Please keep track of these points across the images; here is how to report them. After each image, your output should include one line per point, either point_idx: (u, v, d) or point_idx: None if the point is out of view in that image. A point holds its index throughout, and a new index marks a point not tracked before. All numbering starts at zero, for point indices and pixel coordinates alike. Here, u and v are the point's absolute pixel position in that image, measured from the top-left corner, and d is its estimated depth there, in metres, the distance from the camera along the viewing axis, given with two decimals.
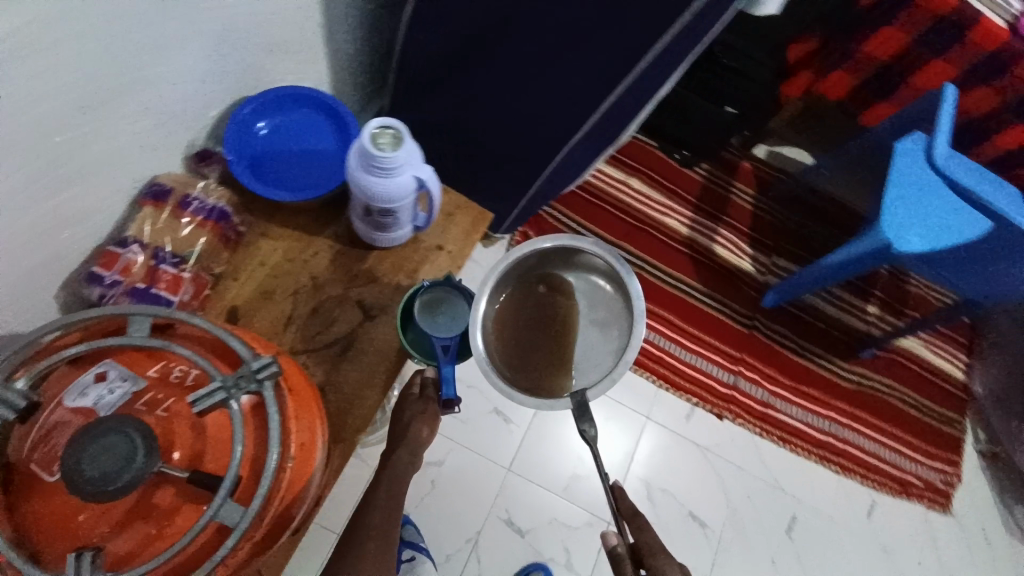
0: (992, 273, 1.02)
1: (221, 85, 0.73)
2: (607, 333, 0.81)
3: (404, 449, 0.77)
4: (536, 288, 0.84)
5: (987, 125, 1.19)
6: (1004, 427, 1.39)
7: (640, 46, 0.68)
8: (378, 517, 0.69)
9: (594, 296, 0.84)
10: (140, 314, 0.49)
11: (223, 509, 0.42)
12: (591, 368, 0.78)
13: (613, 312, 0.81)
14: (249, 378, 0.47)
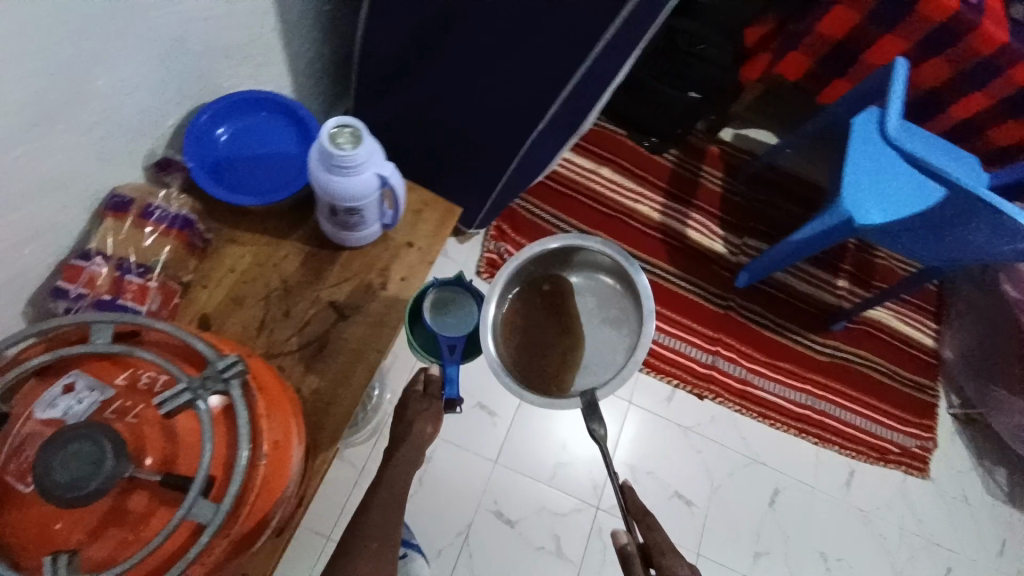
0: (954, 239, 1.04)
1: (181, 92, 0.74)
2: (618, 331, 0.88)
3: (405, 447, 0.76)
4: (543, 287, 0.93)
5: (940, 96, 1.24)
6: (974, 390, 1.44)
7: (594, 31, 0.70)
8: (376, 517, 0.68)
9: (604, 295, 0.91)
10: (101, 320, 0.48)
11: (195, 508, 0.43)
12: (602, 367, 0.86)
13: (622, 310, 0.88)
14: (215, 378, 0.47)
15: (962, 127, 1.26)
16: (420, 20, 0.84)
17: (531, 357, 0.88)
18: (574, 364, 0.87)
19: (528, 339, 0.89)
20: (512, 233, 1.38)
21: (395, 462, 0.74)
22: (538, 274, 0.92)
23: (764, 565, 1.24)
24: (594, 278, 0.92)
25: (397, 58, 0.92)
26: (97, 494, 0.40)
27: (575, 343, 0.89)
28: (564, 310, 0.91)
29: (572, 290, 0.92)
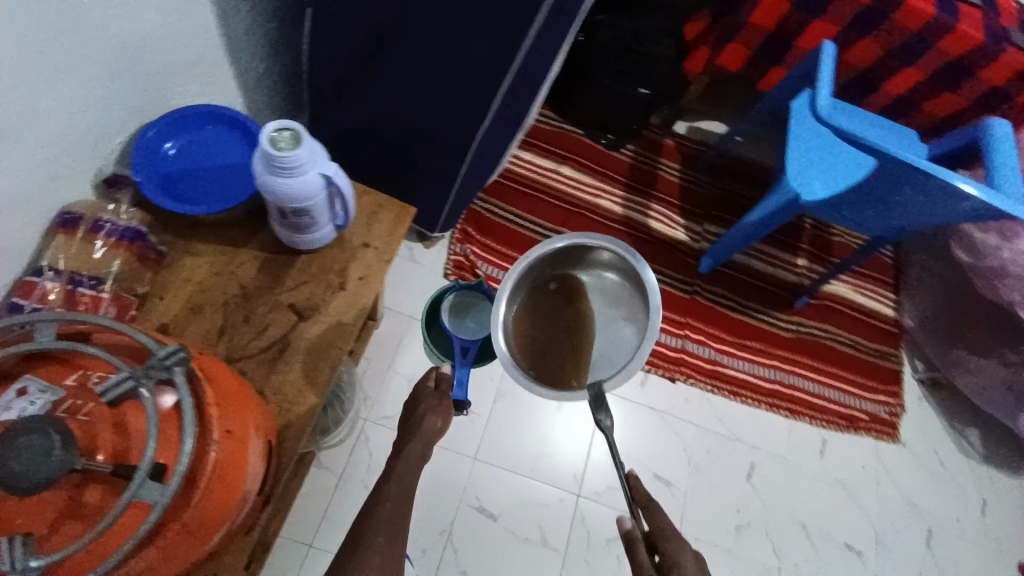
0: (893, 205, 1.09)
1: (128, 109, 0.75)
2: (624, 324, 0.96)
3: (417, 439, 0.85)
4: (549, 287, 1.00)
5: (872, 76, 1.30)
6: (937, 356, 1.49)
7: (523, 25, 0.74)
8: (388, 509, 0.73)
9: (615, 292, 0.98)
10: (44, 319, 0.50)
11: (143, 488, 0.44)
12: (608, 361, 0.93)
13: (629, 305, 0.96)
14: (158, 366, 0.49)
15: (898, 102, 1.32)
16: (364, 29, 0.87)
17: (541, 351, 0.95)
18: (584, 356, 0.95)
19: (540, 333, 0.97)
20: (477, 235, 1.40)
21: (405, 454, 0.83)
22: (546, 274, 1.00)
23: (748, 538, 1.26)
24: (604, 276, 0.99)
25: (346, 66, 0.95)
26: (49, 484, 0.41)
27: (583, 336, 0.97)
28: (575, 306, 0.99)
29: (582, 288, 0.99)
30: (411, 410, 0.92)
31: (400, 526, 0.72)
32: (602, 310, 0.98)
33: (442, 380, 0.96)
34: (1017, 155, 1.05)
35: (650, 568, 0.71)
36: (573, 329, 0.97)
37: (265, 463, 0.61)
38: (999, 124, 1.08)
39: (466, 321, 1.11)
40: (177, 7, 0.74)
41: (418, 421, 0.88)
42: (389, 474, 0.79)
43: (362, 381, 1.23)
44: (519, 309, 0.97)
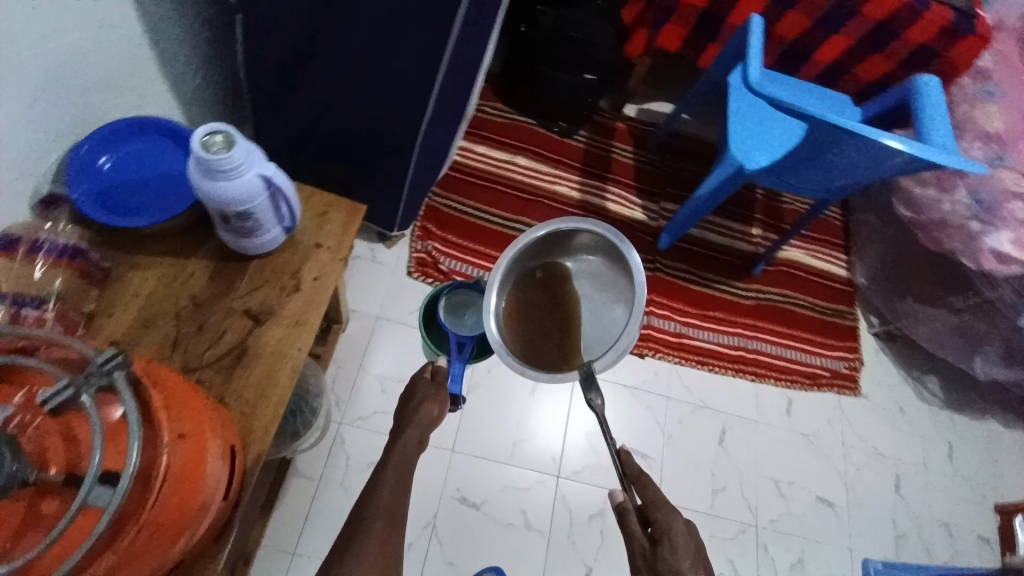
0: (825, 167, 1.14)
1: (59, 127, 0.74)
2: (612, 306, 0.97)
3: (413, 427, 0.86)
4: (535, 275, 1.02)
5: (802, 46, 1.35)
6: (885, 308, 1.55)
7: (451, 12, 0.76)
8: (387, 496, 0.74)
9: (602, 277, 1.00)
10: None
11: (92, 493, 0.45)
12: (599, 342, 0.94)
13: (615, 288, 0.98)
14: (97, 373, 0.48)
15: (830, 69, 1.38)
16: (297, 29, 0.87)
17: (534, 335, 0.96)
18: (573, 339, 0.96)
19: (533, 319, 0.98)
20: (438, 231, 1.41)
21: (401, 443, 0.83)
22: (532, 264, 1.02)
23: (724, 500, 1.30)
24: (591, 263, 1.01)
25: (284, 69, 0.95)
26: (1, 493, 0.43)
27: (573, 320, 0.99)
28: (565, 293, 1.01)
29: (571, 275, 1.02)
30: (408, 397, 0.92)
31: (398, 513, 0.73)
32: (591, 295, 1.01)
33: (438, 372, 0.97)
34: (944, 110, 1.10)
35: (644, 540, 0.69)
36: (563, 314, 0.99)
37: (228, 466, 0.61)
38: (927, 83, 1.13)
39: (463, 317, 1.05)
40: (98, 19, 0.73)
41: (414, 410, 0.89)
42: (386, 463, 0.80)
43: (333, 386, 1.22)
44: (511, 296, 0.99)
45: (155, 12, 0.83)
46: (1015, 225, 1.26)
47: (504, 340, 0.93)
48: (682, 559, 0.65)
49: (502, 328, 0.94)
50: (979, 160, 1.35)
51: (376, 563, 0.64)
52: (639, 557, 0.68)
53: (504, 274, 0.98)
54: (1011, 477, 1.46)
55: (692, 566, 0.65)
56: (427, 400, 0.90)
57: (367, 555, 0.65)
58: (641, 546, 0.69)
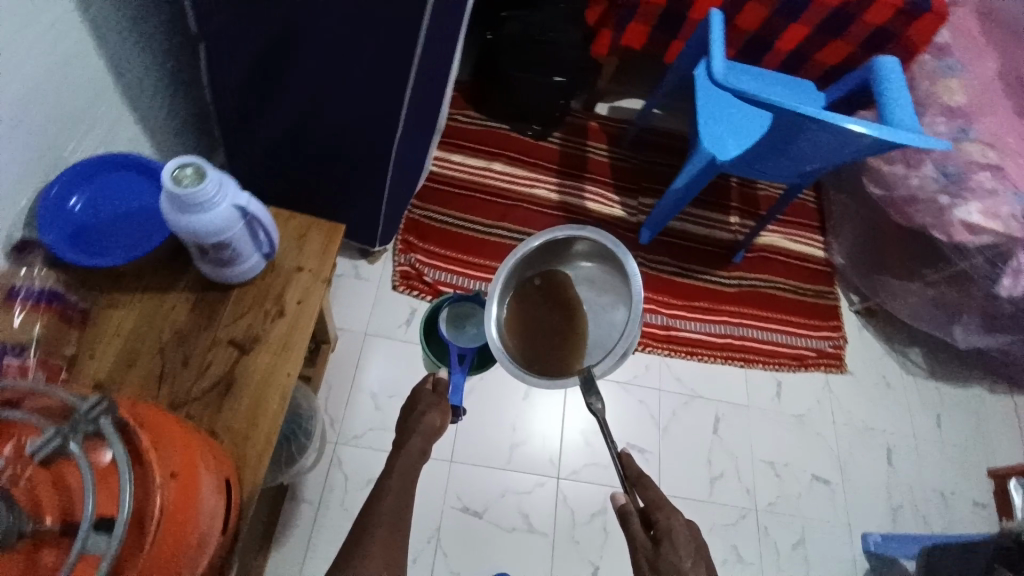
0: (794, 154, 1.16)
1: (26, 171, 0.73)
2: (612, 310, 0.97)
3: (416, 435, 0.86)
4: (535, 283, 1.03)
5: (763, 35, 1.38)
6: (864, 285, 1.58)
7: (414, 25, 0.77)
8: (392, 501, 0.75)
9: (602, 282, 1.00)
10: None
11: (89, 540, 0.45)
12: (599, 347, 0.94)
13: (614, 292, 0.97)
14: (81, 420, 0.48)
15: (792, 57, 1.41)
16: (263, 54, 0.87)
17: (537, 342, 0.97)
18: (575, 345, 0.97)
19: (535, 325, 0.99)
20: (420, 243, 1.41)
21: (406, 451, 0.84)
22: (531, 272, 1.02)
23: (722, 487, 1.32)
24: (589, 268, 1.01)
25: (253, 93, 0.95)
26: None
27: (575, 325, 0.99)
28: (565, 299, 1.01)
29: (571, 281, 1.02)
30: (411, 407, 0.93)
31: (401, 519, 0.73)
32: (592, 300, 1.01)
33: (439, 383, 0.97)
34: (905, 88, 1.12)
35: (647, 542, 0.70)
36: (564, 320, 1.00)
37: (223, 500, 0.61)
38: (887, 64, 1.16)
39: (465, 329, 1.09)
40: (56, 56, 0.72)
41: (417, 418, 0.89)
42: (390, 471, 0.81)
43: (326, 406, 1.22)
44: (513, 303, 0.99)
45: (116, 45, 0.82)
46: (983, 195, 1.30)
47: (507, 347, 0.93)
48: (684, 559, 0.66)
49: (505, 336, 0.95)
50: (944, 134, 1.39)
51: (380, 564, 0.66)
52: (642, 558, 0.69)
53: (505, 283, 0.98)
54: (998, 440, 1.50)
55: (693, 566, 0.66)
56: (430, 409, 0.90)
57: (370, 556, 0.66)
58: (644, 548, 0.69)
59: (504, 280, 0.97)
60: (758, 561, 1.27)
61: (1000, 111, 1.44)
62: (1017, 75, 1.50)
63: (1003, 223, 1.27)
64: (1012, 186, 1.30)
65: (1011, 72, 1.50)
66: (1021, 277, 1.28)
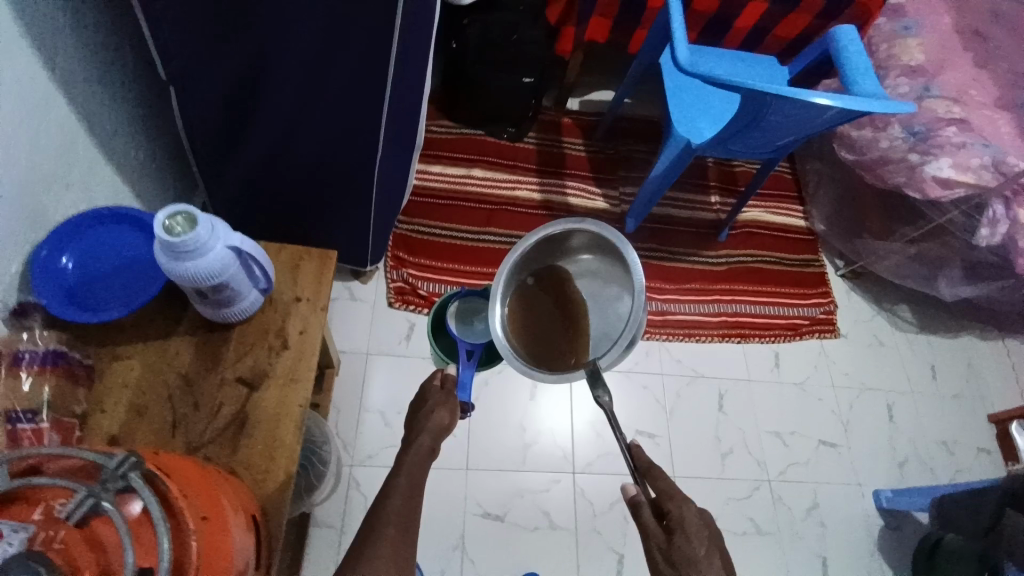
0: (765, 132, 1.18)
1: (13, 234, 0.73)
2: (617, 300, 0.90)
3: (425, 434, 0.81)
4: (536, 282, 0.97)
5: (722, 17, 1.41)
6: (847, 249, 1.62)
7: (383, 46, 0.78)
8: (399, 502, 0.68)
9: (605, 272, 0.93)
10: None
11: None
12: (606, 339, 0.87)
13: (618, 282, 0.90)
14: (113, 477, 0.50)
15: (752, 35, 1.44)
16: (236, 89, 0.88)
17: (542, 338, 0.92)
18: (580, 339, 0.91)
19: (540, 322, 0.94)
20: (410, 257, 1.42)
21: (414, 449, 0.78)
22: (531, 270, 0.97)
23: (734, 462, 1.35)
24: (592, 259, 0.94)
25: (229, 127, 0.95)
26: None
27: (580, 319, 0.93)
28: (568, 293, 0.95)
29: (574, 274, 0.96)
30: (419, 406, 0.88)
31: (411, 519, 0.67)
32: (597, 292, 0.94)
33: (447, 379, 0.92)
34: (863, 52, 1.15)
35: (659, 532, 0.67)
36: (568, 314, 0.94)
37: (253, 538, 0.62)
38: (845, 32, 1.18)
39: (473, 324, 1.06)
40: (28, 117, 0.72)
41: (425, 417, 0.84)
42: (398, 471, 0.74)
43: (337, 430, 1.22)
44: (517, 301, 0.95)
45: (88, 99, 0.82)
46: (952, 150, 1.33)
47: (513, 345, 0.90)
48: (698, 547, 0.63)
49: (510, 335, 0.92)
50: (907, 94, 1.42)
51: (388, 562, 0.60)
52: (656, 548, 0.66)
53: (509, 281, 0.95)
54: (993, 383, 1.54)
55: (708, 553, 0.63)
56: (438, 407, 0.85)
57: (377, 556, 0.60)
58: (656, 537, 0.66)
59: (506, 279, 0.94)
60: (776, 530, 1.29)
61: (960, 64, 1.48)
62: (973, 29, 1.55)
63: (975, 174, 1.31)
64: (979, 138, 1.34)
65: (967, 26, 1.55)
66: (997, 225, 1.32)
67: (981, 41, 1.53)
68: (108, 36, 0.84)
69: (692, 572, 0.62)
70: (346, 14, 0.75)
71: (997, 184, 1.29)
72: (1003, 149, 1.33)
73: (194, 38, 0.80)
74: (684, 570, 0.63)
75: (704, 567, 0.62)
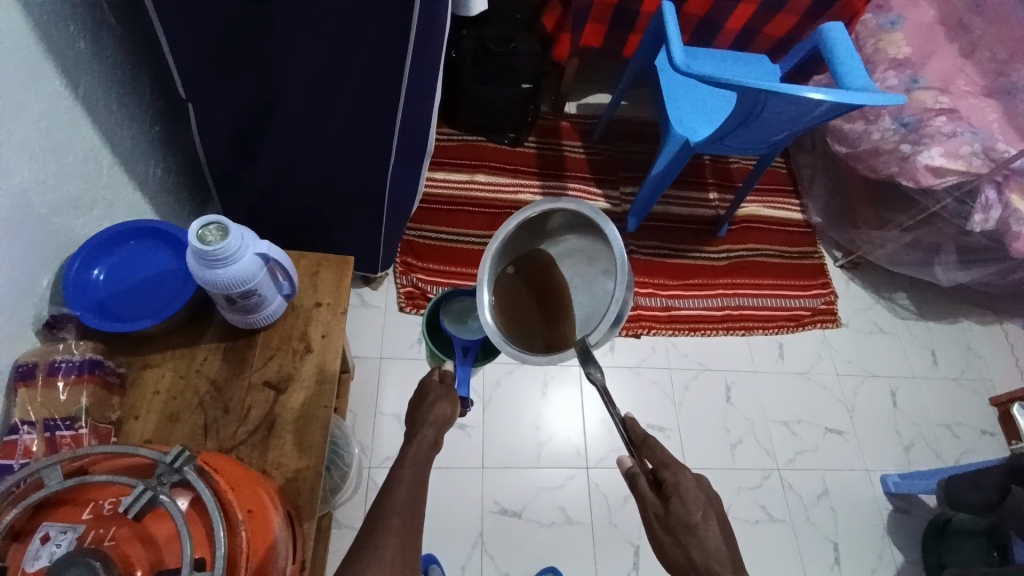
0: (760, 129, 1.21)
1: (44, 252, 0.76)
2: (602, 279, 0.83)
3: (428, 426, 0.79)
4: (522, 269, 0.93)
5: (713, 18, 1.44)
6: (843, 239, 1.66)
7: (393, 60, 0.81)
8: (405, 491, 0.68)
9: (588, 251, 0.87)
10: (50, 464, 0.53)
11: None
12: (593, 317, 0.81)
13: (601, 260, 0.84)
14: (168, 471, 0.53)
15: (743, 35, 1.48)
16: (248, 105, 0.91)
17: (530, 323, 0.88)
18: (568, 320, 0.85)
19: (528, 307, 0.89)
20: (418, 263, 1.45)
21: (417, 440, 0.77)
22: (515, 258, 0.93)
23: (742, 452, 1.37)
24: (573, 240, 0.89)
25: (243, 142, 0.98)
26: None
27: (567, 300, 0.88)
28: (554, 275, 0.91)
29: (559, 256, 0.91)
30: (420, 398, 0.84)
31: (420, 508, 0.68)
32: (581, 273, 0.88)
33: (447, 373, 0.88)
34: (852, 47, 1.18)
35: (656, 500, 0.68)
36: (554, 297, 0.89)
37: (289, 532, 0.65)
38: (834, 28, 1.22)
39: (468, 323, 1.04)
40: (55, 142, 0.75)
41: (427, 410, 0.82)
42: (406, 458, 0.75)
43: (354, 433, 1.25)
44: (505, 289, 0.91)
45: (108, 121, 0.85)
46: (943, 139, 1.36)
47: (503, 331, 0.86)
48: (694, 513, 0.65)
49: (500, 321, 0.87)
50: (896, 86, 1.46)
51: (396, 552, 0.61)
52: (653, 517, 0.67)
53: (495, 270, 0.92)
54: (993, 366, 1.58)
55: (704, 517, 0.65)
56: (440, 399, 0.82)
57: (389, 542, 0.61)
58: (653, 506, 0.68)
59: (493, 267, 0.91)
60: (787, 517, 1.31)
61: (945, 55, 1.53)
62: (956, 20, 1.59)
63: (966, 162, 1.34)
64: (968, 126, 1.37)
65: (949, 17, 1.59)
66: (990, 210, 1.35)
67: (964, 31, 1.58)
68: (126, 62, 0.87)
69: (689, 536, 0.64)
70: (358, 31, 0.78)
71: (988, 170, 1.33)
72: (992, 133, 1.37)
73: (210, 59, 0.83)
74: (681, 534, 0.65)
75: (700, 531, 0.64)
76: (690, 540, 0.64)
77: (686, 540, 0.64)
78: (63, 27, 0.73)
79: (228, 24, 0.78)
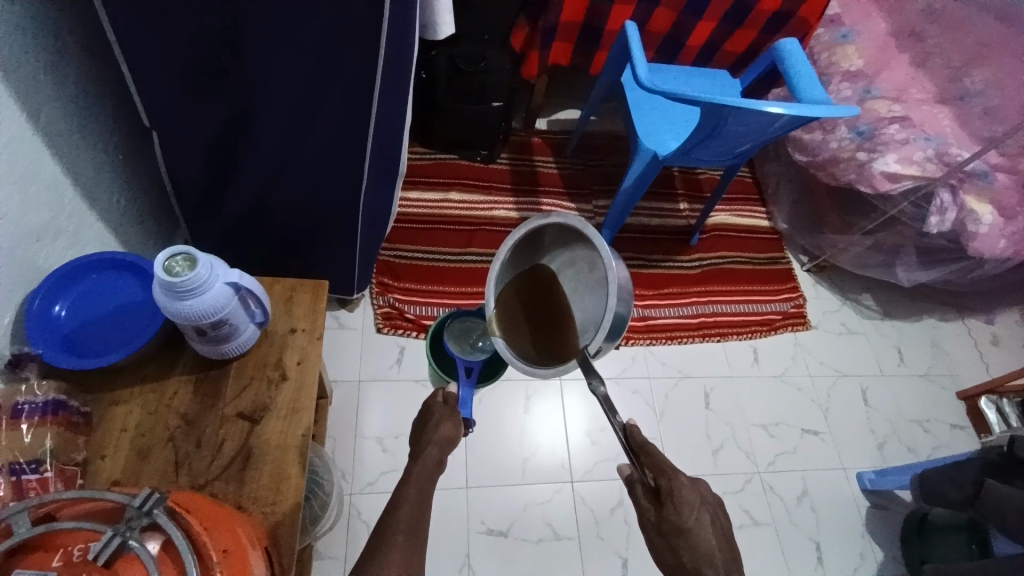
0: (724, 141, 1.24)
1: (4, 288, 0.73)
2: (597, 288, 0.83)
3: (431, 445, 0.78)
4: (527, 285, 0.93)
5: (678, 34, 1.49)
6: (810, 245, 1.71)
7: (363, 84, 0.82)
8: (407, 510, 0.67)
9: (583, 260, 0.87)
10: (16, 510, 0.51)
11: None
12: (590, 325, 0.82)
13: (596, 266, 0.83)
14: (138, 515, 0.52)
15: (705, 50, 1.53)
16: (219, 128, 0.89)
17: (539, 338, 0.88)
18: (573, 330, 0.85)
19: (534, 322, 0.90)
20: (395, 283, 1.44)
21: (420, 461, 0.76)
22: (519, 275, 0.94)
23: (725, 458, 1.39)
24: (570, 250, 0.89)
25: (216, 167, 0.97)
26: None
27: (570, 312, 0.88)
28: (556, 289, 0.91)
29: (559, 268, 0.92)
30: (420, 422, 0.84)
31: (421, 527, 0.66)
32: (579, 284, 0.88)
33: (450, 394, 0.88)
34: (807, 60, 1.23)
35: (650, 505, 0.70)
36: (560, 310, 0.89)
37: (269, 568, 0.63)
38: (789, 43, 1.27)
39: (470, 344, 1.03)
40: (15, 177, 0.72)
41: (430, 431, 0.81)
42: (404, 479, 0.73)
43: (334, 460, 1.22)
44: (510, 307, 0.91)
45: (71, 151, 0.83)
46: (897, 146, 1.42)
47: (514, 347, 0.86)
48: (687, 517, 0.66)
49: (510, 338, 0.87)
50: (850, 97, 1.53)
51: (399, 568, 0.59)
52: (649, 522, 0.69)
53: (500, 289, 0.93)
54: (959, 361, 1.64)
55: (697, 520, 0.65)
56: (444, 420, 0.82)
57: (389, 560, 0.59)
58: (648, 511, 0.69)
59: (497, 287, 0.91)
60: (771, 520, 1.33)
61: (898, 65, 1.61)
62: (907, 32, 1.68)
63: (920, 166, 1.40)
64: (921, 132, 1.44)
65: (902, 29, 1.68)
66: (946, 212, 1.42)
67: (916, 41, 1.67)
68: (88, 90, 0.85)
69: (680, 538, 0.65)
70: (328, 55, 0.78)
71: (942, 173, 1.40)
72: (944, 138, 1.44)
73: (176, 87, 0.82)
74: (673, 537, 0.66)
75: (692, 534, 0.65)
76: (681, 542, 0.65)
77: (677, 543, 0.65)
78: (23, 58, 0.71)
79: (193, 50, 0.77)
